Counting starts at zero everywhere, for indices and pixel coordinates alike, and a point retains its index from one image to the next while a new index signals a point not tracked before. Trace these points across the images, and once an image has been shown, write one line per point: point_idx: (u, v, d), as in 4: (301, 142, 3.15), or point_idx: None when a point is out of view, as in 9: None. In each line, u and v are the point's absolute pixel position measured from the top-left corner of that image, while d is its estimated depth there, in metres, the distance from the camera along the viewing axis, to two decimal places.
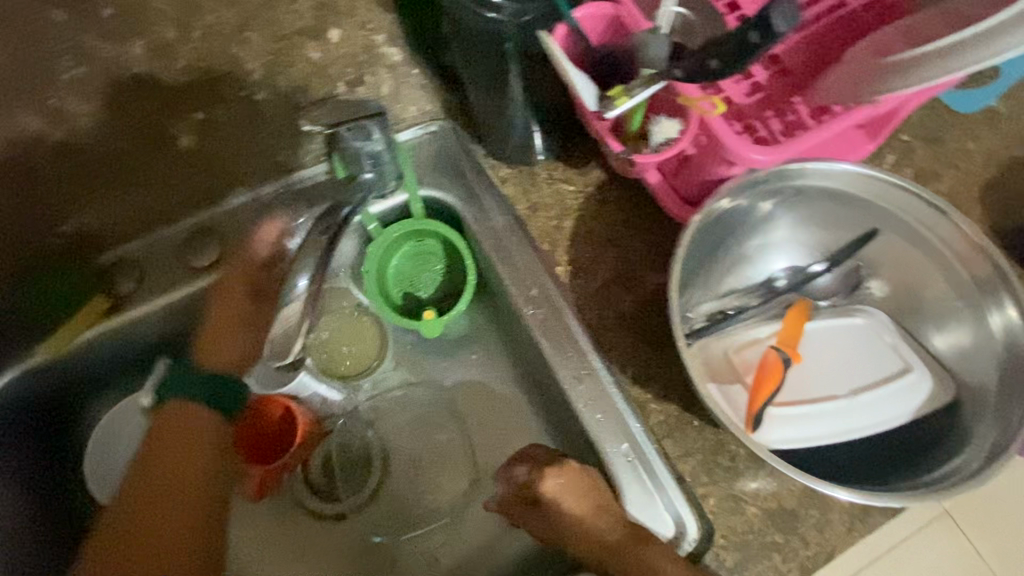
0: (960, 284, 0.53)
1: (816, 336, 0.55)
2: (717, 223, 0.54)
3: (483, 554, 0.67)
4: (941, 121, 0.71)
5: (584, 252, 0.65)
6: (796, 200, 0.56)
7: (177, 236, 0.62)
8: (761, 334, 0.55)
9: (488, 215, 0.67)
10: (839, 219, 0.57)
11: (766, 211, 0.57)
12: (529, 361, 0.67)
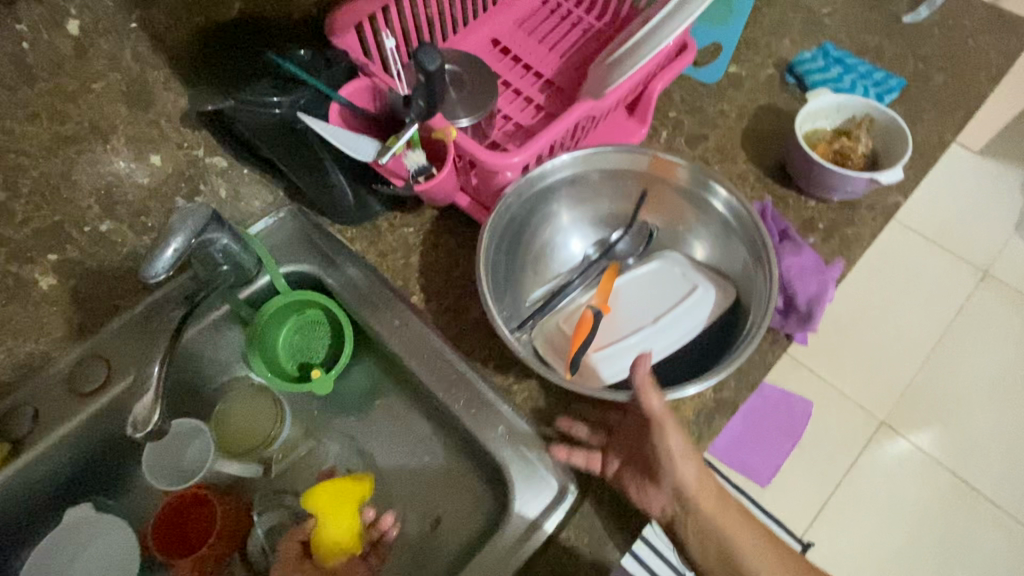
0: (712, 210, 0.66)
1: (624, 286, 0.65)
2: (514, 222, 0.65)
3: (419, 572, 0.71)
4: (695, 95, 0.87)
5: (431, 279, 0.74)
6: (573, 188, 0.68)
7: (61, 371, 0.67)
8: (580, 299, 0.65)
9: (344, 272, 0.75)
10: (611, 192, 0.69)
11: (554, 203, 0.68)
12: (414, 388, 0.73)
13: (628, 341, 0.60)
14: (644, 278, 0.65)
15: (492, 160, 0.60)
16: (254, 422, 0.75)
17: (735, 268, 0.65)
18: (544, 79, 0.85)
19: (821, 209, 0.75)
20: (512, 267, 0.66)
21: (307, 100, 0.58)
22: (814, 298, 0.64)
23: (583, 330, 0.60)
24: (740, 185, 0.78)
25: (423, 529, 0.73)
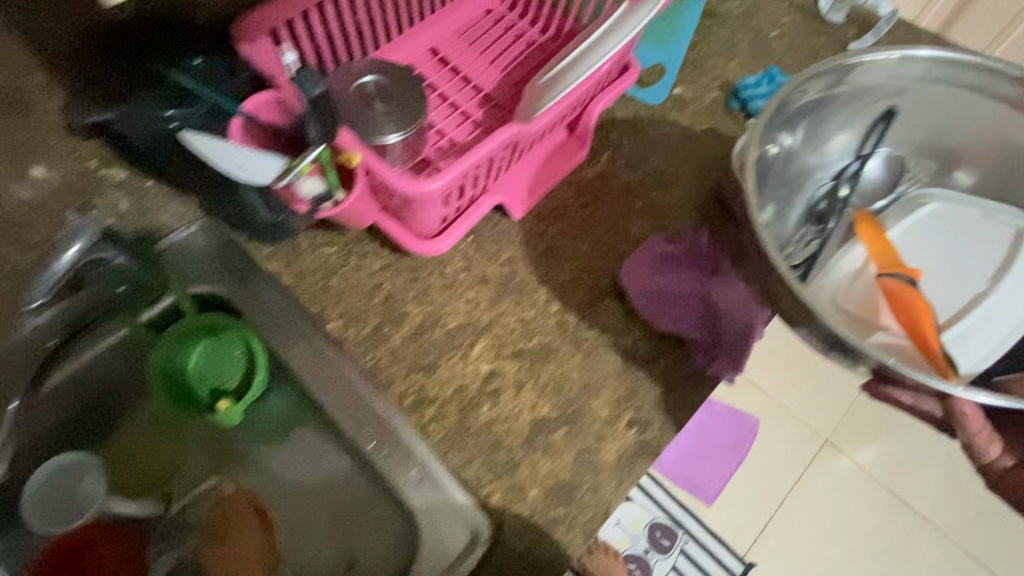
0: (992, 215, 0.81)
1: (920, 232, 0.82)
2: (766, 164, 0.74)
3: None
4: (639, 116, 0.84)
5: (350, 306, 0.69)
6: (822, 122, 0.78)
7: None
8: (860, 257, 0.80)
9: (256, 295, 0.70)
10: (899, 116, 0.80)
11: (811, 133, 0.78)
12: (326, 421, 0.68)
13: (958, 323, 0.78)
14: (942, 219, 0.82)
15: (404, 187, 0.57)
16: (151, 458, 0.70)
17: (932, 209, 0.82)
18: (483, 92, 0.81)
19: (757, 241, 0.74)
20: (773, 221, 0.78)
21: (203, 114, 0.55)
22: (741, 336, 0.63)
23: (929, 320, 0.75)
24: (677, 212, 0.76)
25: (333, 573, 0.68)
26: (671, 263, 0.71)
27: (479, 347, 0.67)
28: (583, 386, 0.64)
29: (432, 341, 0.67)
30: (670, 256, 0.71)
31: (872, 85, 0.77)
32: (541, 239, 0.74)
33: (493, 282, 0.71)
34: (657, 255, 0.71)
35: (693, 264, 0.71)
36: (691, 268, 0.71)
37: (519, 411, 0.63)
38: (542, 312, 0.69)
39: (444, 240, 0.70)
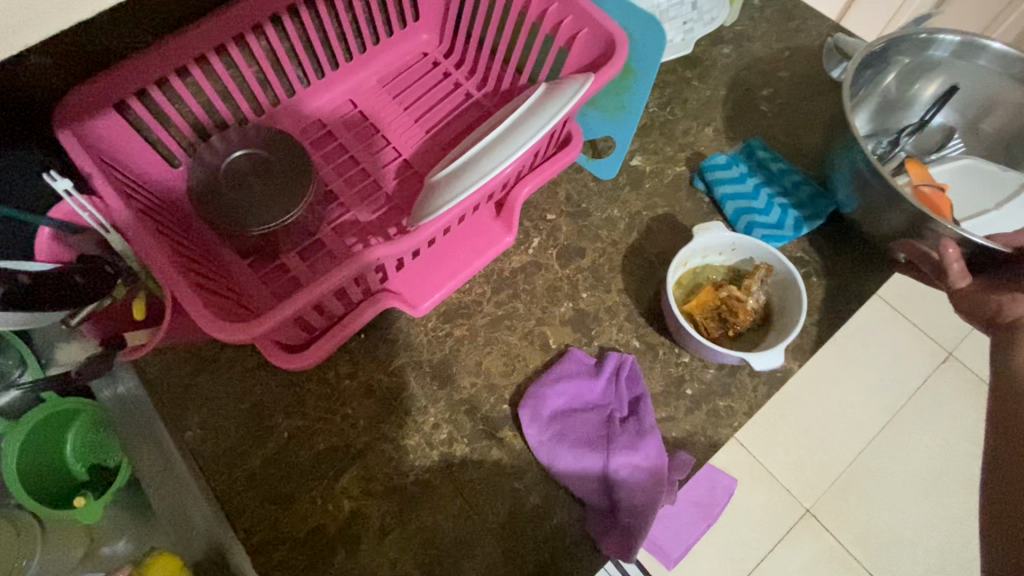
0: None
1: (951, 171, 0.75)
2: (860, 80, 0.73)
3: None
4: (584, 192, 0.72)
5: (213, 412, 0.61)
6: (927, 65, 0.75)
7: None
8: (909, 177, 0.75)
9: (118, 384, 0.63)
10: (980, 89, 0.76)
11: (927, 68, 0.76)
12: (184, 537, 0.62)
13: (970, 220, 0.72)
14: (979, 169, 0.74)
15: (216, 333, 0.46)
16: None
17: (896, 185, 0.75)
18: (402, 157, 0.70)
19: (695, 367, 0.63)
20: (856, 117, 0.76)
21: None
22: (637, 509, 0.54)
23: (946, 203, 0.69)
24: (607, 321, 0.65)
25: None
26: (585, 397, 0.60)
27: (347, 478, 0.58)
28: (455, 540, 0.56)
29: (296, 466, 0.59)
30: (590, 389, 0.60)
31: (972, 59, 0.74)
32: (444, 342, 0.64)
33: (378, 395, 0.62)
34: (576, 388, 0.60)
35: (615, 403, 0.60)
36: (610, 408, 0.59)
37: (375, 566, 0.55)
38: (427, 439, 0.60)
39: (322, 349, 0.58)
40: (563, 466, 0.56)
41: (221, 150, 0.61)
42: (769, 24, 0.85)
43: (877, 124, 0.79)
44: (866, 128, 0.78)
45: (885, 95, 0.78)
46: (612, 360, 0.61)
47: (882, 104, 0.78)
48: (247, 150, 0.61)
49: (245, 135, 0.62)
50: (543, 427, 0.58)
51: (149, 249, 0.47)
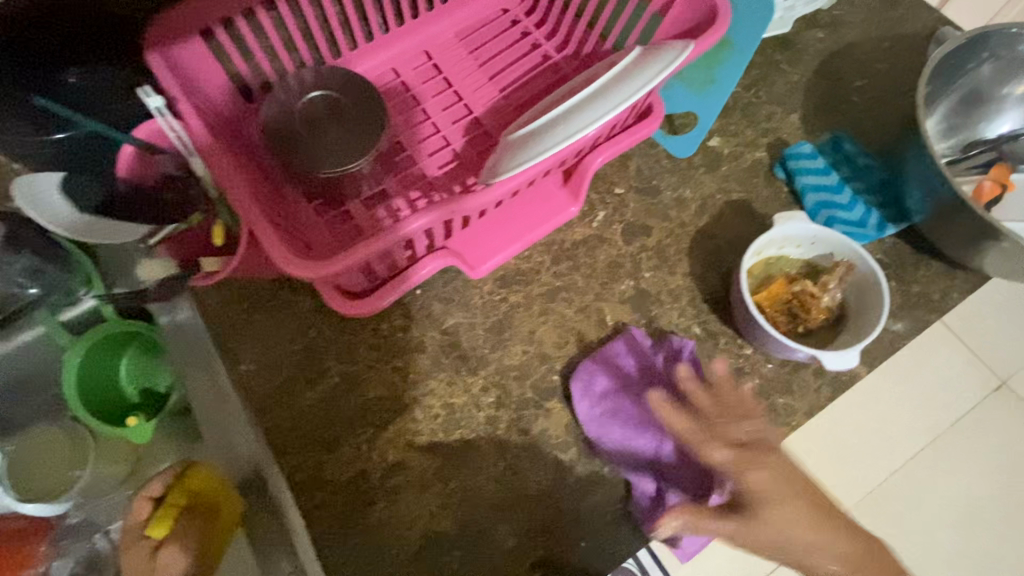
0: None
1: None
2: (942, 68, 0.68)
3: None
4: (656, 169, 0.70)
5: (269, 348, 0.62)
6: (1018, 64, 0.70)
7: None
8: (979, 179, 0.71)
9: (178, 312, 0.65)
10: None
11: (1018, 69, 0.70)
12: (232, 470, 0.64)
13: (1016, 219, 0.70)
14: None
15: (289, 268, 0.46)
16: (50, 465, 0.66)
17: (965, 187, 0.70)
18: (472, 115, 0.69)
19: (757, 361, 0.60)
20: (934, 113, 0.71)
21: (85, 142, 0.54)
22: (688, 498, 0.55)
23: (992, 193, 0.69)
24: (668, 304, 0.63)
25: None
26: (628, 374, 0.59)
27: (392, 429, 0.58)
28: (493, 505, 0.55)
29: (343, 412, 0.59)
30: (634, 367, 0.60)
31: None
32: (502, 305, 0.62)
33: (429, 352, 0.62)
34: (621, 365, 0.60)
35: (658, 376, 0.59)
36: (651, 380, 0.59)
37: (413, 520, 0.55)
38: (473, 401, 0.59)
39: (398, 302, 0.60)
40: (594, 434, 0.57)
41: (297, 88, 0.60)
42: (873, 10, 0.79)
43: (958, 117, 0.73)
44: (947, 124, 0.73)
45: (976, 91, 0.71)
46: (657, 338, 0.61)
47: (972, 100, 0.72)
48: (322, 91, 0.60)
49: (320, 75, 0.61)
50: (583, 395, 0.58)
51: (234, 182, 0.48)
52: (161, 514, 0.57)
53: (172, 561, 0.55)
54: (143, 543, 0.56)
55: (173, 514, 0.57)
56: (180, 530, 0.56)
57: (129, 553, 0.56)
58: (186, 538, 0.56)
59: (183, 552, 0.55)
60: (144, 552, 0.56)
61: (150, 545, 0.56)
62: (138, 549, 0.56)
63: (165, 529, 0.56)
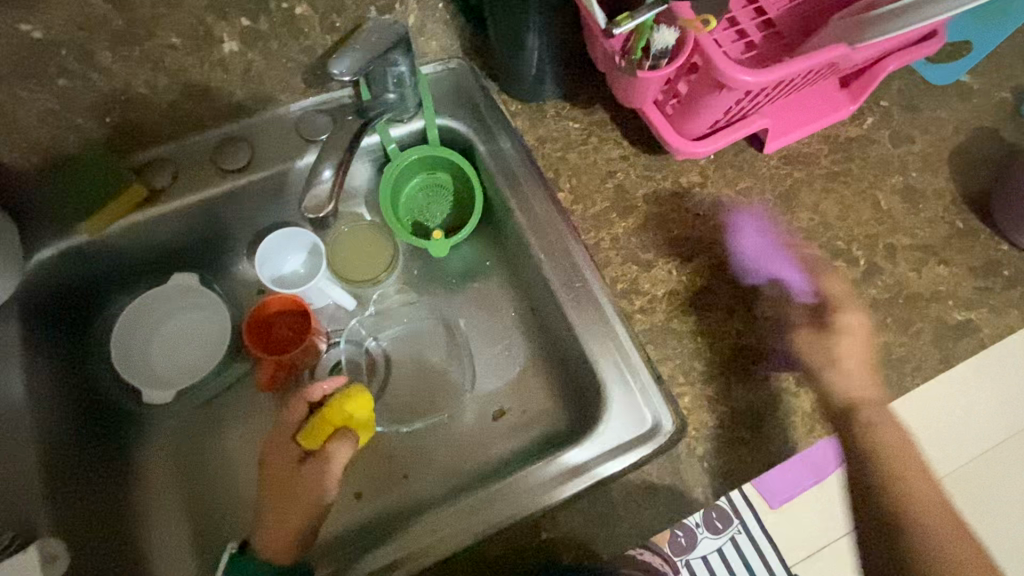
0: None
1: None
2: None
3: (482, 438, 0.73)
4: (919, 90, 0.77)
5: (582, 183, 0.71)
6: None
7: (209, 141, 0.67)
8: None
9: (498, 145, 0.73)
10: None
11: None
12: (535, 279, 0.72)
13: None
14: None
15: (729, 70, 0.53)
16: (367, 259, 0.77)
17: None
18: (766, 16, 0.75)
19: (1012, 256, 0.69)
20: None
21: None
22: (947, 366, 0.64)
23: None
24: (933, 201, 0.71)
25: (484, 417, 0.74)
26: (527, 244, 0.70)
27: (699, 262, 0.67)
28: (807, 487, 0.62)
29: (652, 242, 0.68)
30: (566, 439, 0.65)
31: None
32: (769, 192, 0.70)
33: (726, 207, 0.69)
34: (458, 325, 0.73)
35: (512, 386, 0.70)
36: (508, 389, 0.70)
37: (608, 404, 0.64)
38: (768, 250, 0.67)
39: (673, 174, 0.71)
40: (864, 276, 0.67)
41: None
42: None
43: None
44: None
45: None
46: (718, 224, 0.69)
47: None
48: None
49: None
50: (850, 242, 0.68)
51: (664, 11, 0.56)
52: (317, 428, 0.62)
53: (317, 478, 0.62)
54: (294, 447, 0.63)
55: (328, 433, 0.62)
56: (334, 451, 0.62)
57: (281, 446, 0.64)
58: (331, 466, 0.62)
59: (331, 467, 0.62)
60: (293, 454, 0.63)
61: (298, 451, 0.63)
62: (288, 450, 0.63)
63: (318, 444, 0.62)
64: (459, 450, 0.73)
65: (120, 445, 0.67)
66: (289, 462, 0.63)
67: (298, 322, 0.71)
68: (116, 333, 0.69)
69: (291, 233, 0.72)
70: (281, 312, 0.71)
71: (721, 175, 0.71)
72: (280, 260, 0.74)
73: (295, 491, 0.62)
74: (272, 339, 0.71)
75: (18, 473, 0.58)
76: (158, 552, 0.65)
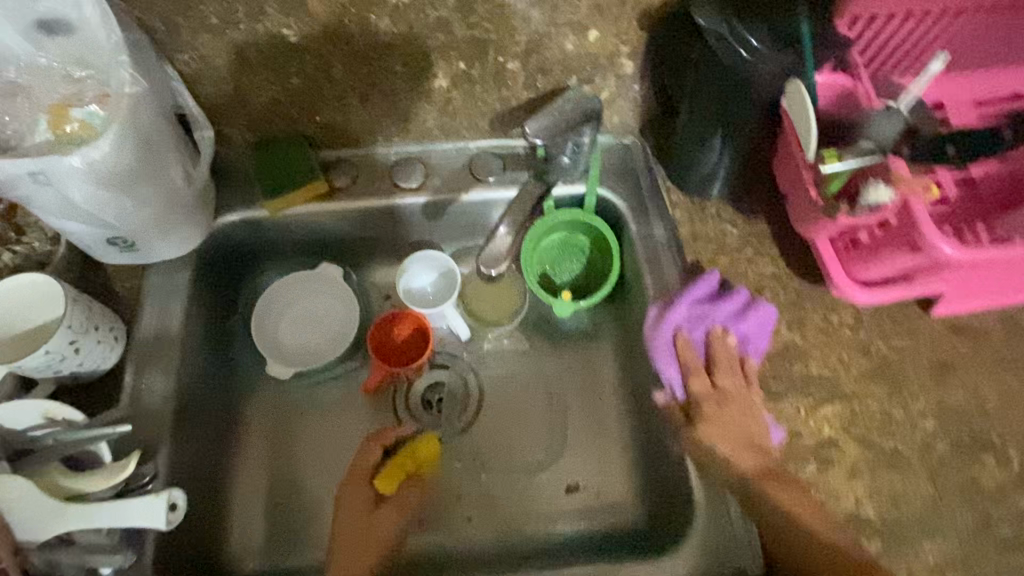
0: None
1: None
2: None
3: (552, 506, 0.73)
4: None
5: (727, 290, 0.69)
6: None
7: (391, 157, 0.73)
8: None
9: (650, 228, 0.73)
10: None
11: None
12: (654, 370, 0.71)
13: None
14: None
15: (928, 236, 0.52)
16: (494, 295, 0.79)
17: None
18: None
19: None
20: None
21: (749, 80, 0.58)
22: None
23: None
24: None
25: (558, 486, 0.74)
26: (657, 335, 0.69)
27: (829, 409, 0.63)
28: None
29: (784, 373, 0.65)
30: None
31: None
32: (925, 357, 0.65)
33: (873, 359, 0.65)
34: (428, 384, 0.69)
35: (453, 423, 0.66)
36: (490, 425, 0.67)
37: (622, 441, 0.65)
38: (908, 420, 0.63)
39: (823, 307, 0.68)
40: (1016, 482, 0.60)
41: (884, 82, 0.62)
42: None
43: None
44: None
45: None
46: (860, 376, 0.65)
47: None
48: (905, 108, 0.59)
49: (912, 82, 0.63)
50: (1009, 440, 0.62)
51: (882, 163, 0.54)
52: (391, 472, 0.65)
53: (388, 520, 0.63)
54: (368, 489, 0.64)
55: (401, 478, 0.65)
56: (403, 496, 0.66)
57: (353, 488, 0.64)
58: (404, 510, 0.65)
59: (401, 514, 0.65)
60: (367, 496, 0.64)
61: (372, 492, 0.64)
62: (359, 493, 0.64)
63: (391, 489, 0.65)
64: (526, 510, 0.73)
65: (232, 402, 0.72)
66: (362, 504, 0.63)
67: (415, 340, 0.74)
68: (261, 299, 0.75)
69: (431, 254, 0.76)
70: (403, 325, 0.75)
71: (876, 323, 0.67)
72: (415, 275, 0.77)
73: (368, 534, 0.62)
74: (389, 347, 0.74)
75: (153, 402, 0.63)
76: (236, 514, 0.69)
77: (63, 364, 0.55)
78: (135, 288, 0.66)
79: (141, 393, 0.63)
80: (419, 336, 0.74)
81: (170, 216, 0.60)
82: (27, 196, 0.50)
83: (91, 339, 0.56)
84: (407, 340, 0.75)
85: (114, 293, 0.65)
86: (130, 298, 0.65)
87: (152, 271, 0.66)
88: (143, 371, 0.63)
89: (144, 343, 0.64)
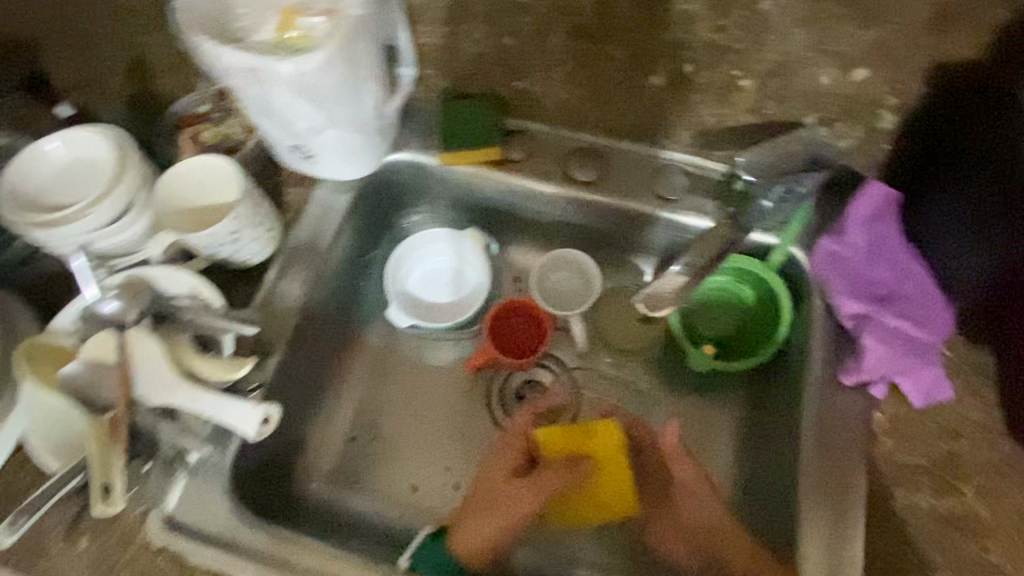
0: None
1: None
2: None
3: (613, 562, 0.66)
4: None
5: (911, 418, 0.56)
6: None
7: (574, 143, 0.67)
8: None
9: None
10: None
11: None
12: (783, 471, 0.60)
13: None
14: None
15: None
16: (627, 321, 0.72)
17: None
18: None
19: None
20: None
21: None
22: None
23: None
24: None
25: (628, 545, 0.67)
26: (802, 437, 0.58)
27: None
28: None
29: (952, 544, 0.52)
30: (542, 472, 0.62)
31: None
32: None
33: None
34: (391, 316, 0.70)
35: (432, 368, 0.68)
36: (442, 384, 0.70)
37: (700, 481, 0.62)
38: None
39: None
40: None
41: None
42: None
43: None
44: None
45: None
46: None
47: None
48: None
49: None
50: None
51: None
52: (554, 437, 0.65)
53: (533, 487, 0.62)
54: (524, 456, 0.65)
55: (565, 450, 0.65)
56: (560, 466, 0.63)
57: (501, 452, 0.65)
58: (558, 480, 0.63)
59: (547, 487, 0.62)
60: (514, 463, 0.64)
61: (519, 459, 0.64)
62: (507, 460, 0.64)
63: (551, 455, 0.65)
64: (585, 553, 0.67)
65: (347, 330, 0.74)
66: (503, 468, 0.64)
67: (530, 336, 0.70)
68: (403, 244, 0.75)
69: (578, 255, 0.72)
70: (525, 318, 0.70)
71: None
72: (552, 267, 0.72)
73: (501, 501, 0.61)
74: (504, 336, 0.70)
75: (283, 306, 0.64)
76: (316, 437, 0.70)
77: (222, 248, 0.58)
78: (303, 197, 0.68)
79: (276, 294, 0.65)
80: (536, 334, 0.70)
81: (352, 144, 0.61)
82: (241, 93, 0.52)
83: (253, 234, 0.59)
84: (523, 333, 0.70)
85: (284, 195, 0.68)
86: (295, 205, 0.68)
87: (321, 186, 0.68)
88: (285, 275, 0.65)
89: (292, 249, 0.66)
